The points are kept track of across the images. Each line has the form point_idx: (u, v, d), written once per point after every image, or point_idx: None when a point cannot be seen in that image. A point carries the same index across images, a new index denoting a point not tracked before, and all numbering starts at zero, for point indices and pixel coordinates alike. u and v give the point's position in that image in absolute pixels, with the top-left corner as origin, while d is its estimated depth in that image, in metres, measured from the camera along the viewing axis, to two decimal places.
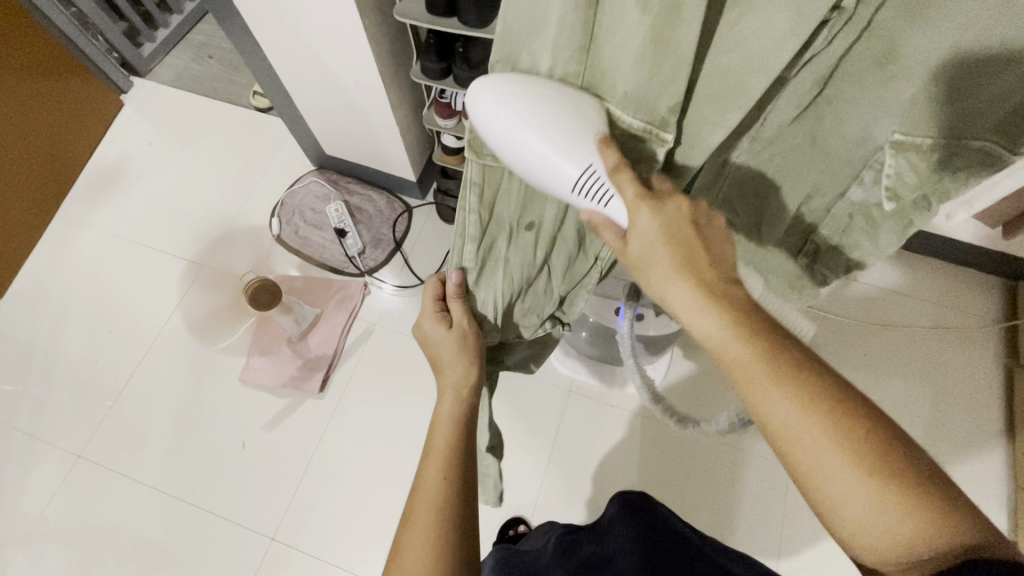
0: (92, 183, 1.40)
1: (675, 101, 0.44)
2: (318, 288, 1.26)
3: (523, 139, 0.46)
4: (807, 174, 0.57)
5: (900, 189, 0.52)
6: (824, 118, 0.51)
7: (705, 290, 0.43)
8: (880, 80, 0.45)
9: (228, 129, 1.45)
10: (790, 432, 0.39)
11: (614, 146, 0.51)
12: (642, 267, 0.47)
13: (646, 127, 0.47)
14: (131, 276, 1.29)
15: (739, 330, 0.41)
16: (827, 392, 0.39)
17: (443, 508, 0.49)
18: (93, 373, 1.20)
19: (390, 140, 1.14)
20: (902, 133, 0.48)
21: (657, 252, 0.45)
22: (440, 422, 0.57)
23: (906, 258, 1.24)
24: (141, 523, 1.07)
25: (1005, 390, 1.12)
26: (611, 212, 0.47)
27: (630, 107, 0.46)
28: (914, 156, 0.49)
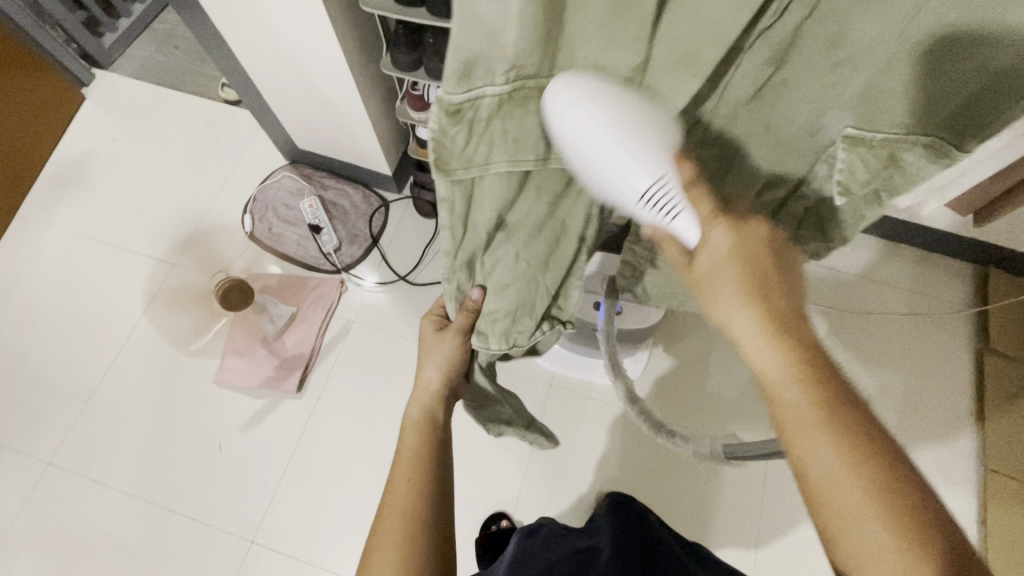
0: (54, 180, 1.35)
1: (642, 62, 0.39)
2: (294, 285, 1.23)
3: (600, 146, 0.41)
4: (760, 161, 0.52)
5: (852, 183, 0.50)
6: (770, 107, 0.47)
7: (773, 325, 0.43)
8: (830, 63, 0.41)
9: (197, 122, 1.41)
10: (824, 485, 0.38)
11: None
12: (704, 289, 0.47)
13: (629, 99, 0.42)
14: (98, 277, 1.25)
15: (799, 375, 0.41)
16: (880, 459, 0.38)
17: (410, 511, 0.53)
18: (61, 377, 1.16)
19: (363, 133, 1.12)
20: (853, 127, 0.46)
21: (727, 274, 0.45)
22: (411, 425, 0.64)
23: (881, 246, 1.26)
24: (116, 530, 1.05)
25: (975, 374, 1.15)
26: (676, 227, 0.45)
27: (596, 86, 0.42)
28: (869, 152, 0.47)
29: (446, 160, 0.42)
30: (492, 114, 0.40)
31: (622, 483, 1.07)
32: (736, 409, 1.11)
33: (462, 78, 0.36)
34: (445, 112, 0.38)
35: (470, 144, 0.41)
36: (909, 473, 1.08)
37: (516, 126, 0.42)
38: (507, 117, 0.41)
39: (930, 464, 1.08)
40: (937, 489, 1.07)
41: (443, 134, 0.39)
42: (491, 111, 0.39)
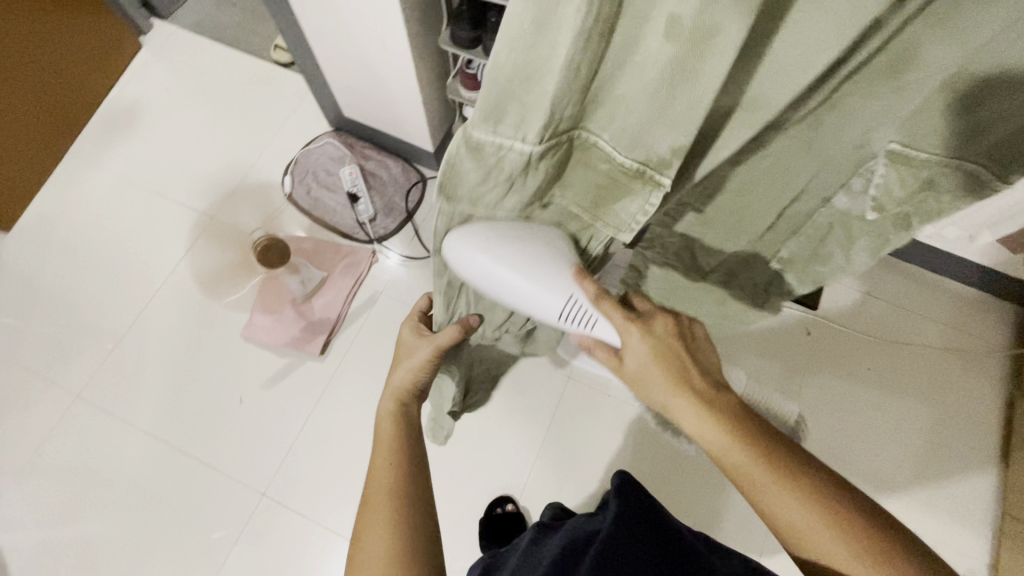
0: (107, 123, 1.38)
1: (678, 143, 0.41)
2: (327, 251, 1.25)
3: (500, 277, 0.53)
4: (800, 175, 0.55)
5: (886, 201, 0.52)
6: (821, 128, 0.48)
7: (706, 405, 0.49)
8: (894, 87, 0.42)
9: (248, 81, 1.42)
10: (798, 531, 0.43)
11: (601, 179, 0.49)
12: (639, 388, 0.53)
13: (639, 166, 0.45)
14: (140, 222, 1.28)
15: (739, 442, 0.46)
16: (827, 492, 0.43)
17: (398, 507, 0.49)
18: (96, 315, 1.20)
19: (411, 108, 1.12)
20: (899, 143, 0.47)
21: (654, 373, 0.51)
22: (383, 416, 0.59)
23: (922, 276, 1.23)
24: (136, 468, 1.08)
25: (1003, 418, 1.12)
26: (597, 334, 0.55)
27: (624, 144, 0.44)
28: (904, 169, 0.49)
29: (458, 182, 0.47)
30: (513, 166, 0.44)
31: None
32: None
33: (489, 119, 0.40)
34: (467, 143, 0.43)
35: (482, 179, 0.46)
36: (920, 508, 1.07)
37: (533, 174, 0.46)
38: (528, 169, 0.45)
39: (946, 501, 1.06)
40: (948, 528, 1.05)
41: (458, 159, 0.45)
42: (514, 164, 0.44)
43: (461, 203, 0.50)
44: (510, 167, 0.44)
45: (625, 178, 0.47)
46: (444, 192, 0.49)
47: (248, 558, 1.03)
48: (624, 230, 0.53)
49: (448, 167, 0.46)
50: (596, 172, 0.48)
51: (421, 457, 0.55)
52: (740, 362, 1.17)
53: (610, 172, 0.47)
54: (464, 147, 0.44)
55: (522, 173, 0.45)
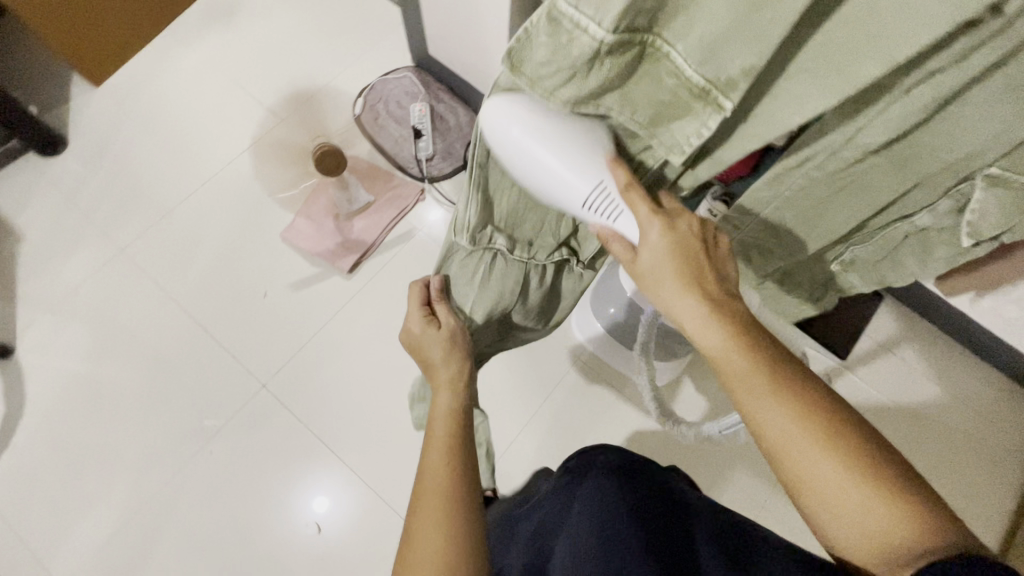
0: (209, 9, 1.44)
1: (754, 62, 0.35)
2: (378, 178, 1.28)
3: (535, 155, 0.47)
4: (878, 193, 0.53)
5: (981, 224, 0.51)
6: (919, 148, 0.47)
7: (713, 306, 0.47)
8: (1005, 114, 0.40)
9: (348, 1, 1.45)
10: (782, 438, 0.43)
11: (662, 98, 0.41)
12: (651, 282, 0.50)
13: (706, 85, 0.38)
14: (216, 107, 1.33)
15: (740, 345, 0.45)
16: (817, 398, 0.44)
17: (454, 489, 0.50)
18: (155, 182, 1.26)
19: (495, 58, 1.12)
20: (999, 168, 0.46)
21: (668, 270, 0.49)
22: (439, 413, 0.60)
23: (967, 359, 1.16)
24: (157, 328, 1.15)
25: (1008, 523, 1.06)
26: (617, 227, 0.51)
27: (696, 59, 0.37)
28: (999, 191, 0.48)
29: (522, 62, 0.39)
30: (582, 57, 0.36)
31: None
32: (747, 453, 1.08)
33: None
34: (548, 15, 0.34)
35: (552, 61, 0.37)
36: None
37: (599, 74, 0.38)
38: (594, 65, 0.37)
39: None
40: None
41: (529, 37, 0.37)
42: (585, 57, 0.36)
43: (519, 83, 0.40)
44: (578, 56, 0.36)
45: (686, 99, 0.40)
46: (507, 66, 0.39)
47: (235, 440, 1.08)
48: (675, 155, 0.45)
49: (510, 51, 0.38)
50: (660, 89, 0.40)
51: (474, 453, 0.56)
52: None
53: (671, 92, 0.40)
54: (543, 19, 0.35)
55: (584, 69, 0.37)
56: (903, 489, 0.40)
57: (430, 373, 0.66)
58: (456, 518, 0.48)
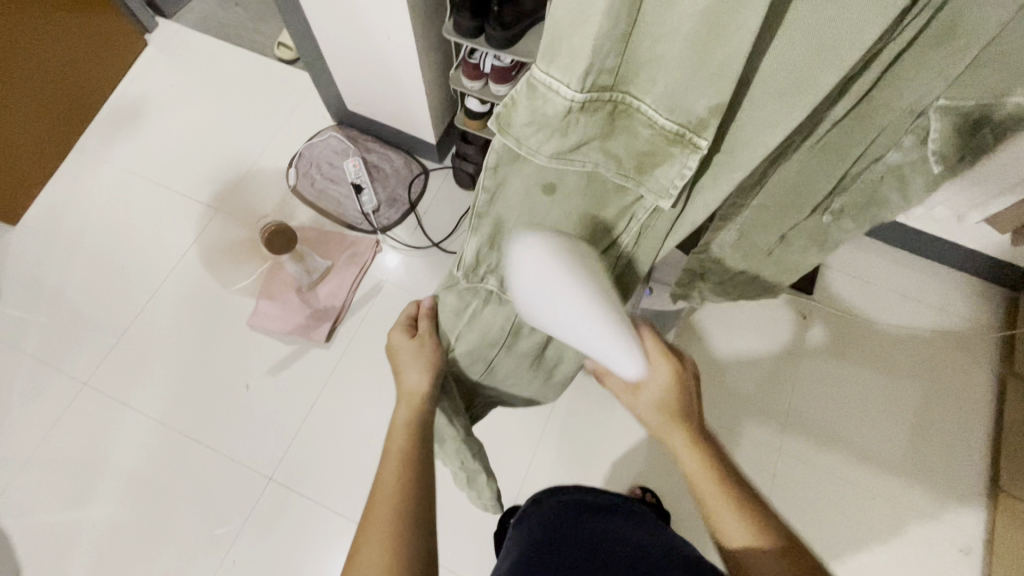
0: (112, 119, 1.40)
1: (719, 101, 0.37)
2: (331, 241, 1.27)
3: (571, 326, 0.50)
4: (855, 142, 0.51)
5: (946, 153, 0.49)
6: (875, 100, 0.47)
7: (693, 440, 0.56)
8: (946, 51, 0.41)
9: (253, 77, 1.45)
10: (741, 556, 0.49)
11: (640, 149, 0.44)
12: (648, 420, 0.60)
13: (680, 129, 0.41)
14: (147, 213, 1.30)
15: (713, 472, 0.54)
16: (726, 471, 0.54)
17: (406, 494, 0.51)
18: (103, 305, 1.21)
19: (414, 98, 1.14)
20: (947, 100, 0.46)
21: (661, 408, 0.58)
22: (399, 424, 0.60)
23: (913, 260, 1.26)
24: (143, 452, 1.10)
25: (994, 398, 1.14)
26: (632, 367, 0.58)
27: (663, 108, 0.40)
28: (952, 117, 0.47)
29: (508, 128, 0.43)
30: (557, 116, 0.40)
31: (631, 462, 1.09)
32: (747, 406, 1.14)
33: (546, 56, 0.38)
34: (525, 89, 0.40)
35: (533, 125, 0.42)
36: (915, 488, 1.08)
37: (576, 130, 0.42)
38: (569, 122, 0.41)
39: (942, 481, 1.09)
40: (943, 507, 1.07)
41: (515, 102, 0.41)
42: (562, 118, 0.40)
43: (508, 143, 0.44)
44: (553, 117, 0.40)
45: (661, 146, 0.43)
46: (496, 128, 0.44)
47: (256, 543, 1.03)
48: (663, 198, 0.47)
49: (500, 118, 0.43)
50: (638, 140, 0.43)
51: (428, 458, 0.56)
52: (728, 368, 1.18)
53: (650, 141, 0.43)
54: (525, 94, 0.41)
55: (559, 130, 0.41)
56: None
57: (397, 378, 0.66)
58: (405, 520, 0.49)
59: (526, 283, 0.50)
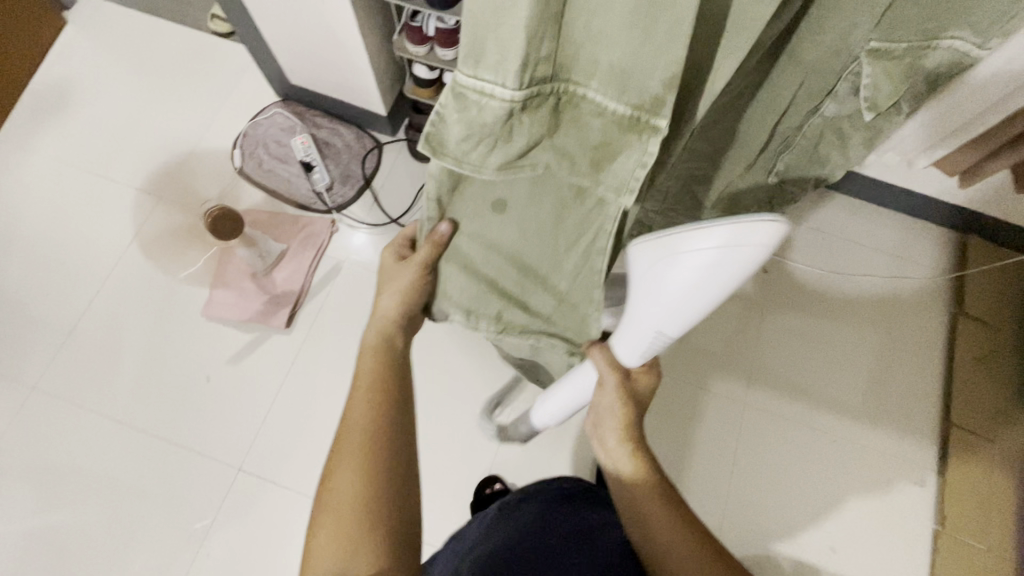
0: (35, 106, 1.30)
1: (673, 73, 0.37)
2: (284, 223, 1.22)
3: (688, 291, 0.44)
4: (788, 90, 0.57)
5: (878, 98, 0.56)
6: (818, 44, 0.51)
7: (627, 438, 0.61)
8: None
9: (188, 53, 1.36)
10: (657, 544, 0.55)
11: (595, 140, 0.44)
12: (600, 418, 0.63)
13: (635, 112, 0.40)
14: (84, 204, 1.22)
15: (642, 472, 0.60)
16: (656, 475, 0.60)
17: (375, 436, 0.55)
18: (46, 305, 1.15)
19: (359, 68, 1.09)
20: (877, 41, 0.52)
21: (613, 413, 0.61)
22: (366, 348, 0.64)
23: (869, 208, 1.28)
24: (104, 453, 1.06)
25: (946, 338, 1.19)
26: (631, 355, 0.56)
27: (613, 92, 0.40)
28: (883, 62, 0.53)
29: (443, 142, 0.44)
30: (494, 121, 0.41)
31: None
32: (713, 363, 1.16)
33: (470, 57, 0.38)
34: (453, 91, 0.41)
35: (470, 135, 0.42)
36: (874, 428, 1.13)
37: (520, 131, 0.42)
38: (509, 125, 0.42)
39: (899, 420, 1.13)
40: (901, 444, 1.12)
41: (444, 117, 0.42)
42: (501, 118, 0.40)
43: (448, 163, 0.45)
44: (491, 120, 0.41)
45: (619, 134, 0.42)
46: (429, 149, 0.45)
47: (230, 535, 1.02)
48: (625, 194, 0.46)
49: (432, 129, 0.43)
50: (590, 132, 0.44)
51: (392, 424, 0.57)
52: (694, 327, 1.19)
53: (603, 131, 0.43)
54: (454, 102, 0.41)
55: (500, 131, 0.42)
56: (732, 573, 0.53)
57: (375, 299, 0.67)
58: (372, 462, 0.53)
59: (670, 251, 0.43)
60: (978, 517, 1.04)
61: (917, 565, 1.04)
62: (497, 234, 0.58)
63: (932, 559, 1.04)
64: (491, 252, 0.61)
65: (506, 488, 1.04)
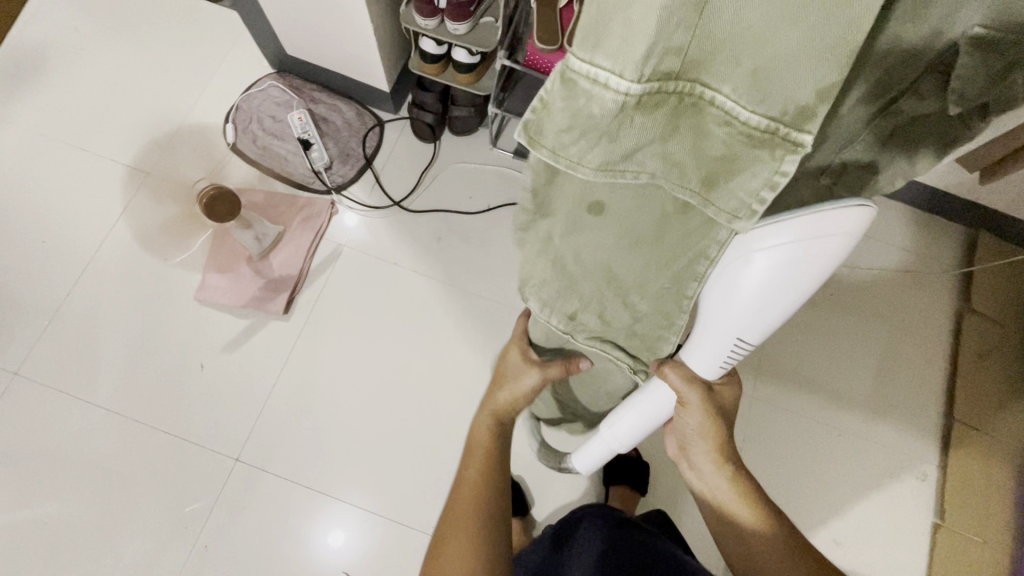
0: (7, 72, 1.21)
1: (829, 79, 0.29)
2: (281, 203, 1.17)
3: (782, 300, 0.45)
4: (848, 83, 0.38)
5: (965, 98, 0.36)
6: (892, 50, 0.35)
7: (719, 458, 0.63)
8: None
9: (173, 18, 1.27)
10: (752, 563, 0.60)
11: (715, 155, 0.35)
12: (685, 431, 0.65)
13: (772, 125, 0.32)
14: (65, 180, 1.15)
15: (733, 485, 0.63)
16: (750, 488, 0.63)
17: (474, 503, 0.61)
18: (25, 287, 1.08)
19: (362, 40, 1.02)
20: (986, 23, 0.32)
21: (702, 433, 0.62)
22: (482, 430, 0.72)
23: (881, 200, 1.26)
24: (92, 444, 1.01)
25: (952, 334, 1.18)
26: (707, 368, 0.55)
27: (753, 97, 0.32)
28: (991, 54, 0.33)
29: (539, 133, 0.35)
30: (604, 116, 0.32)
31: None
32: None
33: (588, 38, 0.30)
34: (559, 82, 0.32)
35: (574, 131, 0.34)
36: (878, 421, 1.13)
37: (631, 133, 0.34)
38: (620, 124, 0.32)
39: (903, 415, 1.13)
40: (905, 439, 1.12)
41: (546, 105, 0.34)
42: (614, 119, 0.32)
43: (541, 156, 0.36)
44: (600, 115, 0.32)
45: (749, 152, 0.34)
46: (523, 139, 0.36)
47: (229, 527, 0.99)
48: (741, 219, 0.38)
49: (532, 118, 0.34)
50: (710, 144, 0.35)
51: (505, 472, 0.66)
52: None
53: (728, 144, 0.34)
54: (559, 90, 0.32)
55: (609, 132, 0.33)
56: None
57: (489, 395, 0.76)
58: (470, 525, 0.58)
59: (772, 257, 0.42)
60: (979, 512, 1.06)
61: (918, 558, 1.05)
62: (581, 241, 0.52)
63: (932, 551, 1.05)
64: (571, 257, 0.54)
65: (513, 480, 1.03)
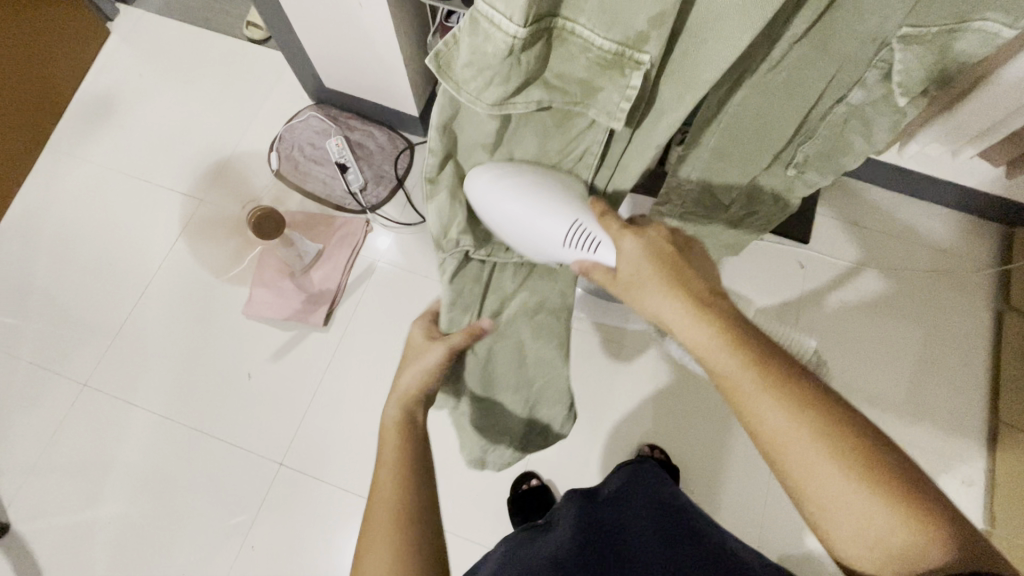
0: (82, 114, 1.35)
1: (656, 12, 0.39)
2: (320, 224, 1.25)
3: None
4: (818, 79, 0.54)
5: (908, 83, 0.53)
6: (839, 30, 0.49)
7: (696, 305, 0.47)
8: None
9: (225, 59, 1.40)
10: (781, 440, 0.41)
11: (580, 77, 0.47)
12: (635, 294, 0.52)
13: (618, 49, 0.43)
14: (129, 208, 1.27)
15: (729, 342, 0.44)
16: (741, 334, 0.45)
17: (400, 513, 0.48)
18: (95, 305, 1.19)
19: (394, 71, 1.11)
20: (909, 26, 0.48)
21: (648, 274, 0.51)
22: (389, 424, 0.55)
23: (909, 201, 1.25)
24: (150, 448, 1.09)
25: (992, 333, 1.15)
26: None
27: (601, 27, 0.42)
28: (918, 46, 0.50)
29: (451, 64, 0.43)
30: (498, 54, 0.40)
31: (640, 424, 1.10)
32: None
33: None
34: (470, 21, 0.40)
35: (477, 71, 0.42)
36: (916, 425, 1.10)
37: (519, 69, 0.43)
38: (511, 63, 0.41)
39: (945, 418, 1.10)
40: (947, 442, 1.09)
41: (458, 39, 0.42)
42: (502, 56, 0.40)
43: (447, 84, 0.45)
44: (493, 53, 0.40)
45: (602, 66, 0.45)
46: (434, 66, 0.43)
47: (271, 528, 1.04)
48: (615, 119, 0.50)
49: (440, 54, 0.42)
50: (576, 65, 0.45)
51: (428, 468, 0.52)
52: None
53: (588, 63, 0.45)
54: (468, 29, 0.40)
55: (503, 69, 0.42)
56: (879, 468, 0.39)
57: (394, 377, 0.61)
58: (403, 540, 0.46)
59: None
60: None
61: None
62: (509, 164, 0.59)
63: None
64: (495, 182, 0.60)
65: (542, 484, 1.05)
